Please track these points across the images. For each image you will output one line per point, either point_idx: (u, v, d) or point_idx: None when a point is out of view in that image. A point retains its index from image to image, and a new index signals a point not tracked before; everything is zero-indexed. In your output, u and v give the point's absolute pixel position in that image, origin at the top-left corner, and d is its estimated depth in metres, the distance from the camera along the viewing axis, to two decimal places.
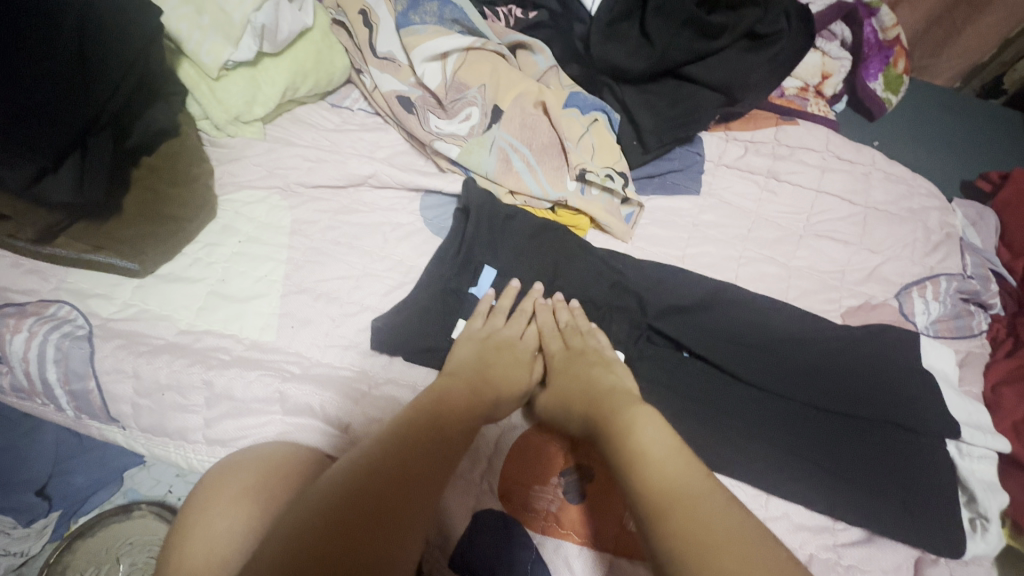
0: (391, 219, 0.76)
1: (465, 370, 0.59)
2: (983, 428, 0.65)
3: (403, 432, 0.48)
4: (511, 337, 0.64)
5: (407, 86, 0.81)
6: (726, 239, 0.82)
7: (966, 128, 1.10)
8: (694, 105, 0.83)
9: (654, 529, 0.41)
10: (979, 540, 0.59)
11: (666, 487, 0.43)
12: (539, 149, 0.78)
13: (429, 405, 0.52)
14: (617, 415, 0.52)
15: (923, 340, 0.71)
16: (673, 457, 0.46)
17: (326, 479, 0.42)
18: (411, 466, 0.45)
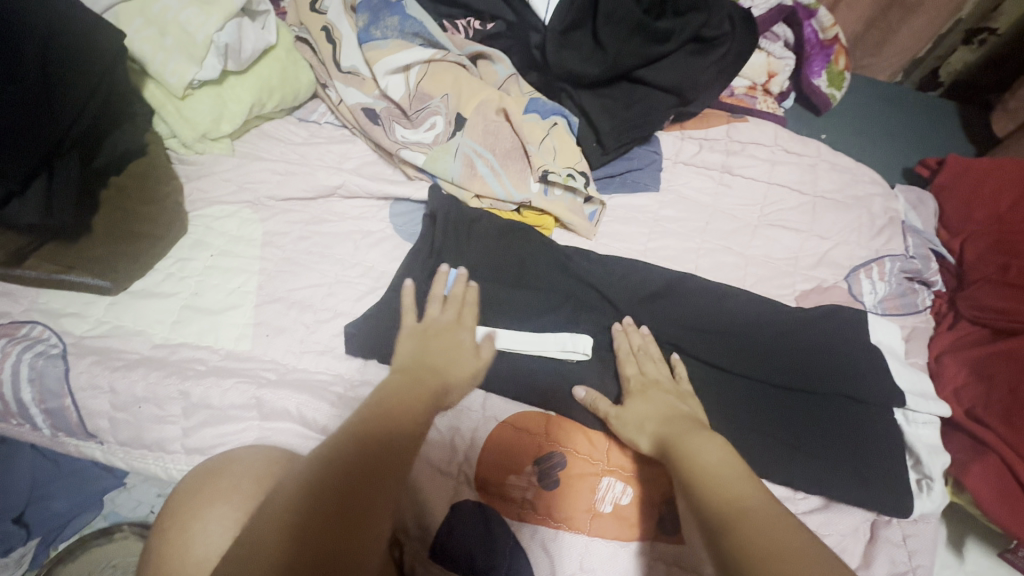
0: (361, 227, 0.78)
1: (414, 365, 0.60)
2: (927, 395, 0.68)
3: (363, 434, 0.48)
4: (455, 325, 0.66)
5: (372, 98, 0.84)
6: (685, 232, 0.86)
7: (906, 119, 1.17)
8: (647, 107, 0.87)
9: (721, 537, 0.44)
10: (925, 499, 0.64)
11: (735, 503, 0.46)
12: (502, 153, 0.81)
13: (385, 405, 0.53)
14: (689, 438, 0.55)
15: (870, 317, 0.76)
16: (733, 476, 0.49)
17: (285, 490, 0.43)
18: (366, 465, 0.46)
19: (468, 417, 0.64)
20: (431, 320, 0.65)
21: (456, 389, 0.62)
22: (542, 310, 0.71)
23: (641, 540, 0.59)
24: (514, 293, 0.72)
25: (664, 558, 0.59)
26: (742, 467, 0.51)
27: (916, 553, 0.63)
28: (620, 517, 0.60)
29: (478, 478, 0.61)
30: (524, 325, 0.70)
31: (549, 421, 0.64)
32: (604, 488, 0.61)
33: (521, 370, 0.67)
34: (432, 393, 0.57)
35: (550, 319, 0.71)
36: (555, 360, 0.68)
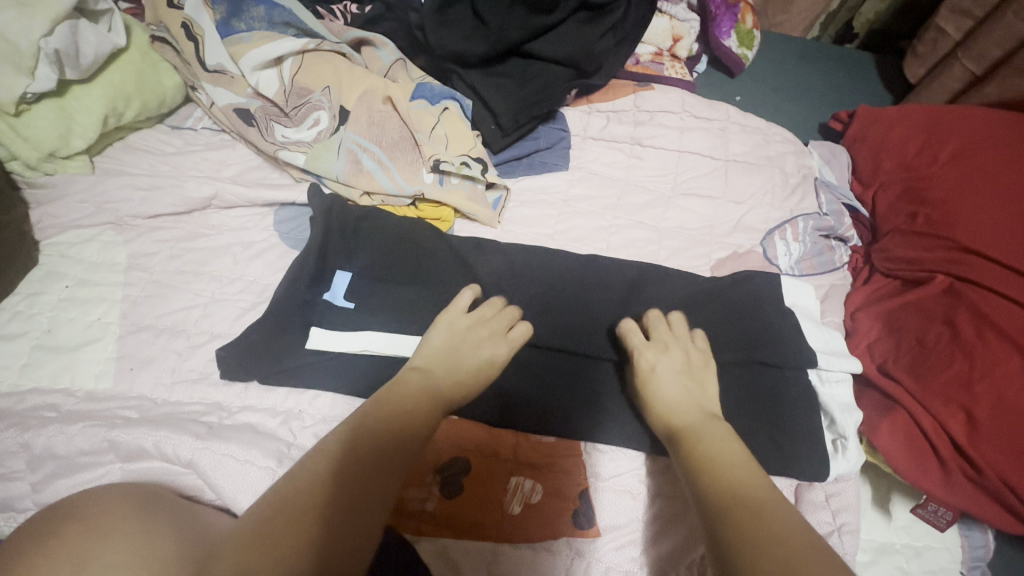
0: (241, 238, 0.72)
1: (432, 367, 0.57)
2: (839, 352, 0.66)
3: (376, 432, 0.47)
4: (496, 331, 0.62)
5: (244, 97, 0.77)
6: (596, 210, 0.83)
7: (825, 72, 1.14)
8: (542, 82, 0.82)
9: (721, 526, 0.43)
10: (841, 461, 0.61)
11: (740, 495, 0.45)
12: (389, 145, 0.76)
13: (388, 400, 0.51)
14: (699, 431, 0.53)
15: (785, 281, 0.73)
16: (739, 469, 0.48)
17: (281, 488, 0.42)
18: (373, 461, 0.45)
19: None
20: (478, 319, 0.63)
21: (469, 396, 0.58)
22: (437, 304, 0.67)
23: (552, 538, 0.56)
24: (406, 292, 0.67)
25: (580, 552, 0.57)
26: (750, 461, 0.50)
27: (840, 512, 0.61)
28: (532, 517, 0.57)
29: None
30: (419, 326, 0.65)
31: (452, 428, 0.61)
32: (513, 490, 0.58)
33: None
34: (433, 385, 0.55)
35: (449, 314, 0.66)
36: None
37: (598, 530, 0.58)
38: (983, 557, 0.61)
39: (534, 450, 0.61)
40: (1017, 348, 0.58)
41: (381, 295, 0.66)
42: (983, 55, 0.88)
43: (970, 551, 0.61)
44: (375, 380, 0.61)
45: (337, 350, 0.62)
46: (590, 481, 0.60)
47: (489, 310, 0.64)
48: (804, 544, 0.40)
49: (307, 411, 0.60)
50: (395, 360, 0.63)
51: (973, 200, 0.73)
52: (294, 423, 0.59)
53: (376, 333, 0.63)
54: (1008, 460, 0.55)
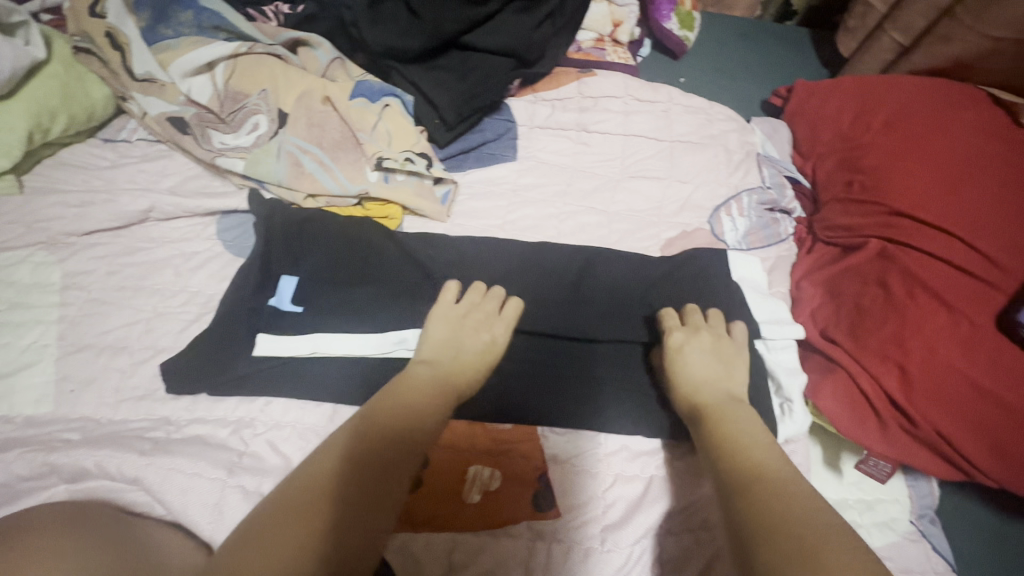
0: (183, 250, 0.70)
1: (440, 356, 0.60)
2: (782, 320, 0.68)
3: (381, 433, 0.49)
4: (491, 315, 0.65)
5: (178, 105, 0.75)
6: (545, 198, 0.83)
7: (765, 50, 1.16)
8: (483, 73, 0.82)
9: (738, 506, 0.45)
10: (788, 423, 0.61)
11: (762, 479, 0.47)
12: (330, 146, 0.75)
13: (398, 399, 0.53)
14: (722, 414, 0.55)
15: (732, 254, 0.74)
16: (759, 455, 0.49)
17: (294, 486, 0.44)
18: (377, 459, 0.47)
19: (315, 435, 0.59)
20: (466, 308, 0.65)
21: (478, 376, 0.61)
22: (391, 302, 0.65)
23: (513, 523, 0.57)
24: (356, 292, 0.65)
25: (542, 533, 0.57)
26: (771, 447, 0.51)
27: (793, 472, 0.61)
28: (492, 504, 0.58)
29: None
30: (367, 322, 0.64)
31: None
32: (473, 479, 0.59)
33: (377, 375, 0.62)
34: (439, 379, 0.57)
35: (401, 309, 0.65)
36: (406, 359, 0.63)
37: (559, 511, 0.58)
38: (931, 504, 0.64)
39: (492, 440, 0.61)
40: (943, 304, 0.61)
41: (327, 295, 0.65)
42: (908, 27, 0.91)
43: (918, 500, 0.64)
44: (329, 381, 0.61)
45: (286, 355, 0.61)
46: (548, 463, 0.61)
47: (474, 299, 0.66)
48: (815, 522, 0.41)
49: (259, 418, 0.60)
50: (349, 361, 0.62)
51: (902, 165, 0.75)
52: (245, 432, 0.58)
53: (325, 335, 0.63)
54: (938, 410, 0.57)
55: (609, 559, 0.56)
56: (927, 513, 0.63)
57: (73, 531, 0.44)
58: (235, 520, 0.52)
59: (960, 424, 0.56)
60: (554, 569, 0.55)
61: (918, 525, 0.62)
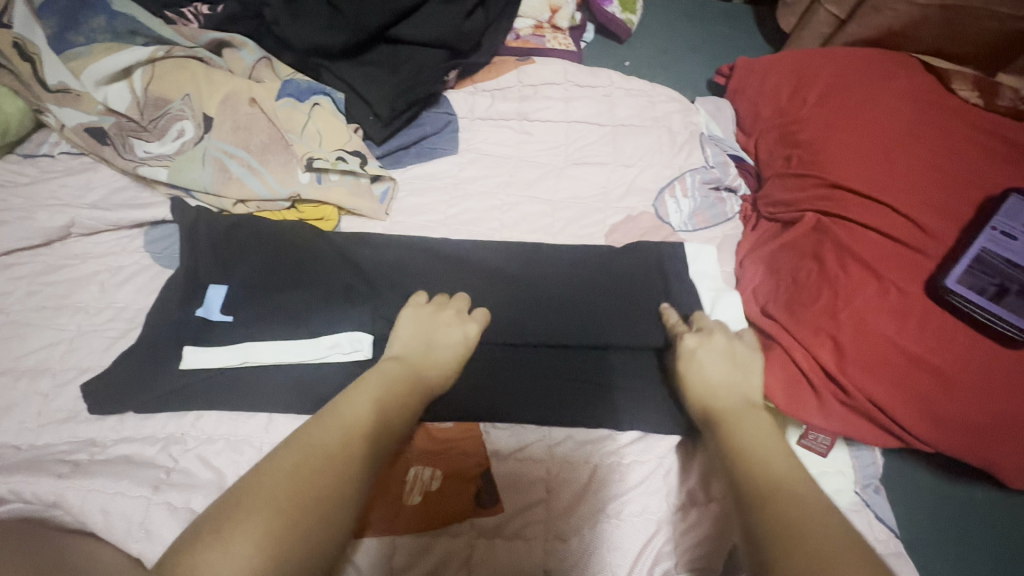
0: (108, 264, 0.68)
1: (409, 355, 0.58)
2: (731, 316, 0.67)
3: (343, 428, 0.47)
4: (462, 316, 0.63)
5: (96, 115, 0.73)
6: (488, 190, 0.82)
7: (709, 29, 1.16)
8: (414, 67, 0.81)
9: (768, 523, 0.43)
10: None
11: (790, 494, 0.44)
12: (258, 149, 0.73)
13: (368, 397, 0.51)
14: (740, 421, 0.53)
15: (691, 248, 0.73)
16: (785, 468, 0.47)
17: (284, 459, 0.43)
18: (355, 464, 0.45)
19: (250, 445, 0.58)
20: (436, 307, 0.63)
21: (446, 380, 0.59)
22: (325, 305, 0.63)
23: (453, 522, 0.56)
24: (288, 296, 0.63)
25: (484, 530, 0.57)
26: (788, 453, 0.49)
27: None
28: (432, 504, 0.57)
29: None
30: (298, 328, 0.62)
31: None
32: (412, 481, 0.58)
33: (312, 381, 0.61)
34: (413, 383, 0.55)
35: (333, 311, 0.63)
36: (342, 363, 0.62)
37: (502, 507, 0.58)
38: (874, 474, 0.64)
39: (432, 441, 0.60)
40: (874, 274, 0.61)
41: (256, 303, 0.63)
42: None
43: (862, 470, 0.64)
44: (262, 390, 0.60)
45: (214, 367, 0.59)
46: (491, 458, 0.60)
47: (439, 299, 0.64)
48: (834, 536, 0.40)
49: (190, 433, 0.58)
50: (283, 368, 0.61)
51: (837, 137, 0.75)
52: (174, 448, 0.57)
53: (255, 344, 0.61)
54: (871, 380, 0.57)
55: (551, 546, 0.56)
56: (871, 482, 0.64)
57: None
58: (163, 538, 0.51)
59: (893, 393, 0.57)
60: (496, 562, 0.55)
61: (863, 495, 0.63)
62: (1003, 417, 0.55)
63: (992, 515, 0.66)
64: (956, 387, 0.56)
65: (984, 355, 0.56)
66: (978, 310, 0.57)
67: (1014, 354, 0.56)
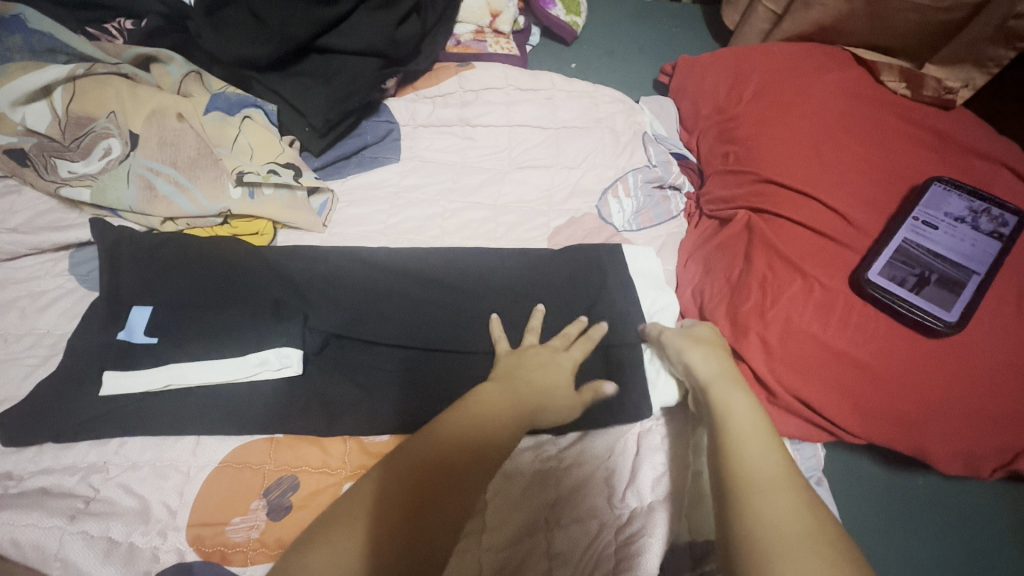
0: (30, 289, 0.66)
1: (502, 376, 0.57)
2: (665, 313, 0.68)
3: (439, 440, 0.46)
4: (556, 349, 0.61)
5: (15, 137, 0.70)
6: (429, 198, 0.81)
7: (654, 28, 1.16)
8: (348, 75, 0.79)
9: (740, 502, 0.41)
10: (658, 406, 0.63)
11: (759, 475, 0.42)
12: (186, 164, 0.71)
13: (472, 417, 0.49)
14: (725, 390, 0.52)
15: (631, 248, 0.72)
16: (765, 442, 0.45)
17: (398, 484, 0.43)
18: (442, 481, 0.44)
19: (177, 470, 0.57)
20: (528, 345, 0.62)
21: (556, 413, 0.56)
22: (253, 323, 0.62)
23: None
24: (217, 314, 0.62)
25: None
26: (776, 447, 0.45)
27: (672, 450, 0.62)
28: None
29: (192, 532, 0.54)
30: (227, 346, 0.61)
31: (290, 442, 0.59)
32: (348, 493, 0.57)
33: (248, 397, 0.60)
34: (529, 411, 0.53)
35: (265, 328, 0.62)
36: (279, 380, 0.61)
37: None
38: (816, 465, 0.64)
39: (365, 454, 0.60)
40: (799, 270, 0.62)
41: (188, 324, 0.61)
42: None
43: (803, 463, 0.63)
44: (194, 411, 0.58)
45: (137, 392, 0.58)
46: None
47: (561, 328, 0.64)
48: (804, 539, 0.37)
49: (113, 461, 0.56)
50: (215, 387, 0.60)
51: (769, 134, 0.76)
52: (95, 477, 0.55)
53: (181, 364, 0.59)
54: (798, 377, 0.57)
55: (485, 558, 0.55)
56: (813, 474, 0.63)
57: None
58: (80, 567, 0.50)
59: (820, 389, 0.57)
60: None
61: None
62: (927, 406, 0.55)
63: (933, 502, 0.66)
64: (879, 379, 0.56)
65: (907, 345, 0.57)
66: (897, 301, 0.57)
67: (935, 343, 0.57)
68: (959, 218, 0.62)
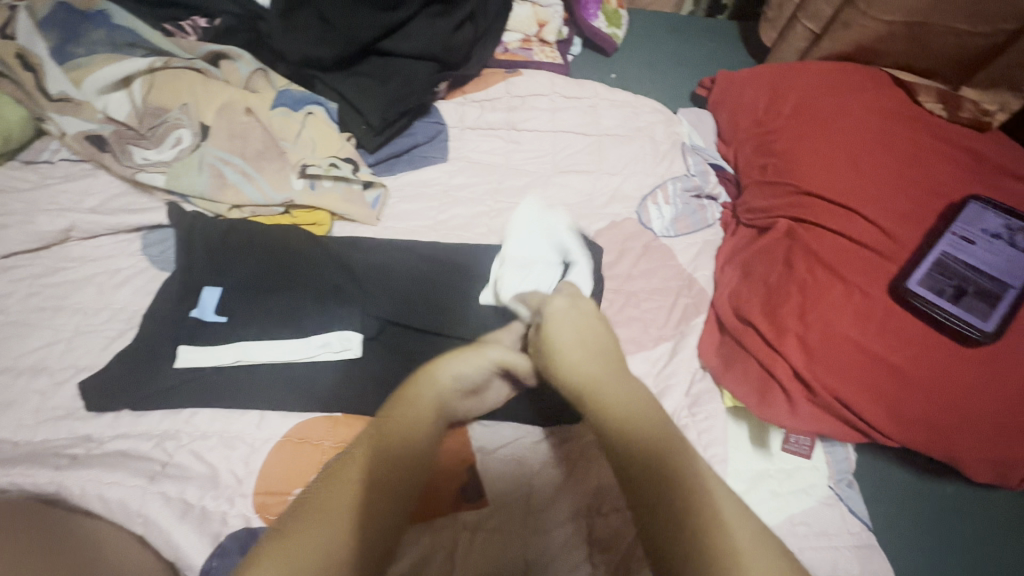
0: (106, 267, 0.70)
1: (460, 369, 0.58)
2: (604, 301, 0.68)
3: (393, 440, 0.49)
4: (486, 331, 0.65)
5: (95, 123, 0.75)
6: (477, 197, 0.84)
7: (692, 42, 1.20)
8: (404, 77, 0.84)
9: (649, 490, 0.42)
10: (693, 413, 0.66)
11: (664, 462, 0.43)
12: (253, 156, 0.75)
13: (400, 422, 0.51)
14: (601, 386, 0.51)
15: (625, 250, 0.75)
16: (659, 430, 0.46)
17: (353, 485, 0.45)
18: (392, 474, 0.47)
19: (244, 441, 0.60)
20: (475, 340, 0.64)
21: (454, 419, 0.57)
22: (312, 307, 0.66)
23: (440, 514, 0.59)
24: (277, 296, 0.66)
25: (467, 524, 0.58)
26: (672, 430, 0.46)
27: (710, 446, 0.63)
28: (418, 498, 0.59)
29: (257, 499, 0.57)
30: (290, 328, 0.65)
31: (348, 422, 0.62)
32: None
33: (306, 376, 0.63)
34: (436, 407, 0.55)
35: (324, 311, 0.66)
36: (334, 362, 0.64)
37: (486, 501, 0.60)
38: (847, 468, 0.67)
39: None
40: (839, 278, 0.65)
41: (255, 306, 0.65)
42: (816, 15, 0.94)
43: (835, 465, 0.66)
44: (258, 387, 0.62)
45: (209, 365, 0.62)
46: (477, 454, 0.63)
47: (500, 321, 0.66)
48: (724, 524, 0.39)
49: (184, 430, 0.60)
50: (276, 366, 0.63)
51: (809, 147, 0.79)
52: (169, 443, 0.59)
53: (250, 343, 0.63)
54: (836, 379, 0.60)
55: (532, 543, 0.57)
56: (844, 477, 0.66)
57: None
58: (160, 525, 0.53)
59: (858, 391, 0.59)
60: (477, 557, 0.56)
61: (835, 489, 0.65)
62: (964, 413, 0.58)
63: (960, 509, 0.68)
64: (915, 384, 0.59)
65: (946, 355, 0.60)
66: (934, 310, 0.60)
67: (971, 352, 0.59)
68: (996, 235, 0.64)
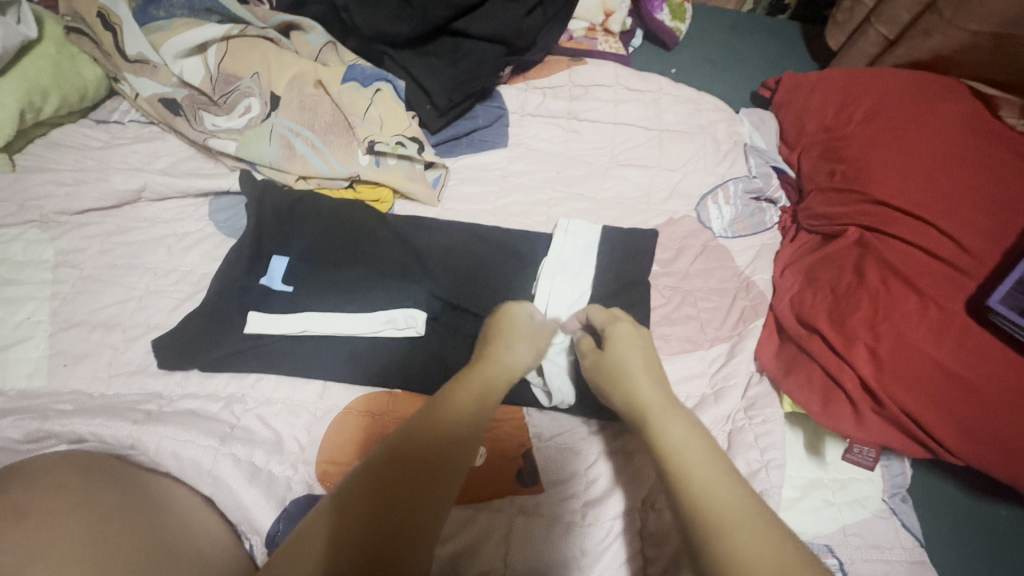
0: (175, 230, 0.71)
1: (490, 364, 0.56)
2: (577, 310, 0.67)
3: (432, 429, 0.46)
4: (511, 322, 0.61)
5: (170, 87, 0.76)
6: (535, 184, 0.84)
7: (755, 41, 1.17)
8: (475, 59, 0.83)
9: (704, 533, 0.39)
10: (751, 421, 0.65)
11: (724, 504, 0.40)
12: (322, 129, 0.75)
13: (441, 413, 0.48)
14: (667, 412, 0.50)
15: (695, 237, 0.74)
16: (718, 474, 0.43)
17: (368, 472, 0.42)
18: (417, 473, 0.43)
19: (305, 410, 0.61)
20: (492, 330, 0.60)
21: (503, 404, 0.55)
22: (376, 284, 0.66)
23: (497, 497, 0.59)
24: (342, 271, 0.67)
25: (523, 508, 0.58)
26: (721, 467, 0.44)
27: (768, 449, 0.62)
28: (475, 480, 0.60)
29: (319, 468, 0.57)
30: (353, 303, 0.65)
31: (411, 399, 0.62)
32: None
33: (367, 351, 0.64)
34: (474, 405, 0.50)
35: (386, 289, 0.66)
36: (394, 339, 0.65)
37: (541, 487, 0.60)
38: (903, 483, 0.66)
39: None
40: (914, 289, 0.64)
41: (321, 279, 0.66)
42: (893, 20, 0.93)
43: (890, 479, 0.66)
44: (320, 358, 0.63)
45: (276, 333, 0.63)
46: (534, 441, 0.63)
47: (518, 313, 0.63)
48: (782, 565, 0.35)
49: (249, 394, 0.61)
50: (336, 339, 0.64)
51: (884, 154, 0.77)
52: (235, 406, 0.60)
53: (316, 314, 0.64)
54: (906, 392, 0.60)
55: (590, 539, 0.57)
56: (899, 492, 0.66)
57: (71, 479, 0.47)
58: (229, 485, 0.54)
59: (930, 404, 0.59)
60: (533, 544, 0.56)
61: (890, 503, 0.64)
62: None
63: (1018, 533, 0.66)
64: (992, 401, 0.58)
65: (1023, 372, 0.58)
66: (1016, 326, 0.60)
67: None
68: None
